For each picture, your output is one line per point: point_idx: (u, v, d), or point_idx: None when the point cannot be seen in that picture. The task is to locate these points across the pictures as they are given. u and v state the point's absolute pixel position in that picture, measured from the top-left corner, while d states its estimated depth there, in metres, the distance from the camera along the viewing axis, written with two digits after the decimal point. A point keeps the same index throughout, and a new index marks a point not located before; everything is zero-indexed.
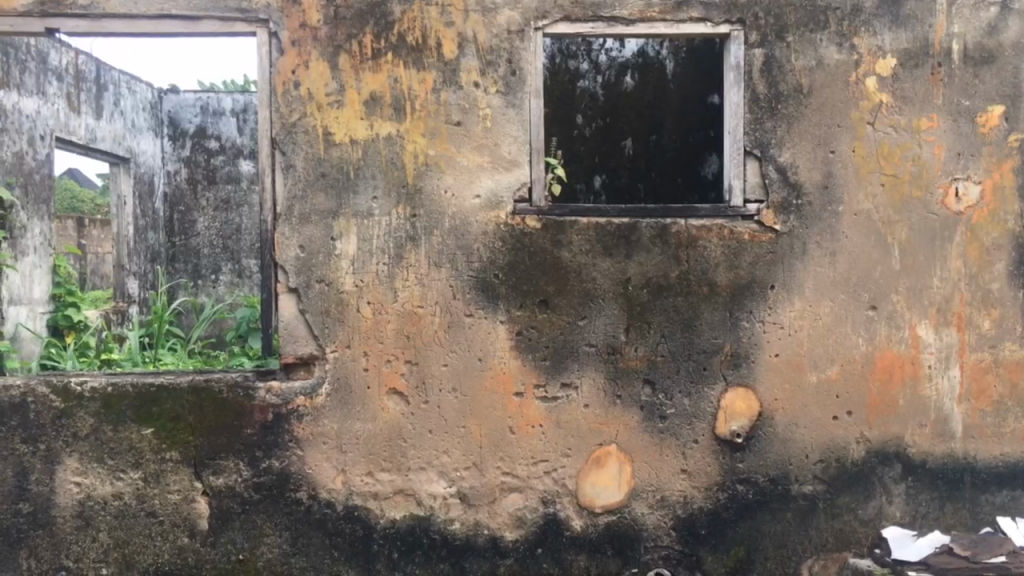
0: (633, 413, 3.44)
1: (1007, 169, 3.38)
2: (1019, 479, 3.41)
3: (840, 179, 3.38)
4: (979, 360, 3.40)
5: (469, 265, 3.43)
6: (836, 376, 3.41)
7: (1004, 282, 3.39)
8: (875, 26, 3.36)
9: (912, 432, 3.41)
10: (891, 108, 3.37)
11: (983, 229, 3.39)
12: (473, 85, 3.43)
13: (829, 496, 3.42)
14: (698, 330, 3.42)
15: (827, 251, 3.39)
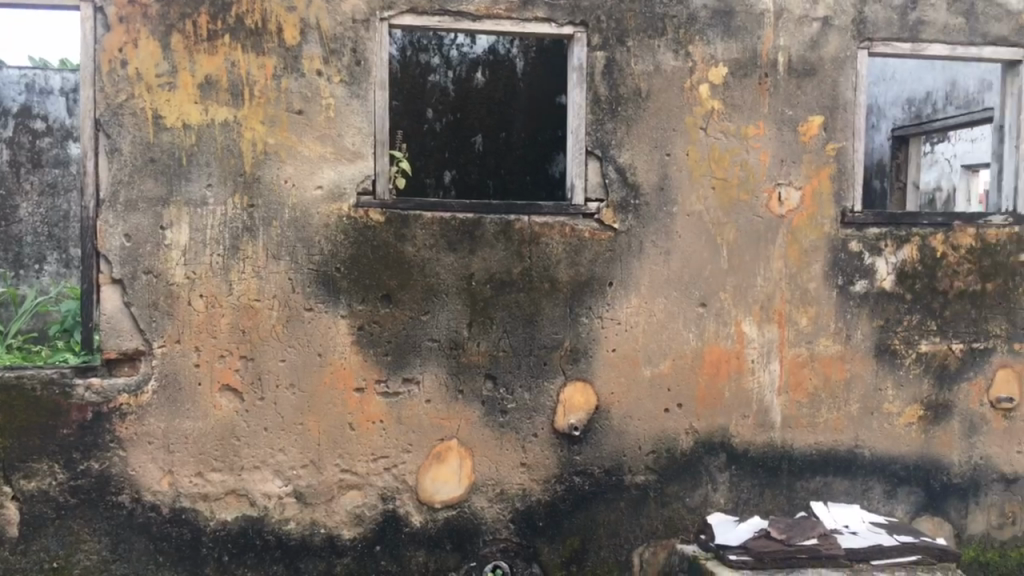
0: (474, 408, 3.46)
1: (825, 176, 3.57)
2: (831, 466, 3.60)
3: (675, 181, 3.51)
4: (797, 355, 3.58)
5: (309, 258, 3.34)
6: (668, 370, 3.55)
7: (820, 282, 3.57)
8: (708, 35, 3.50)
9: (735, 423, 3.58)
10: (722, 115, 3.52)
11: (802, 232, 3.57)
12: (315, 73, 3.34)
13: (659, 486, 3.56)
14: (539, 325, 3.47)
15: (662, 249, 3.52)
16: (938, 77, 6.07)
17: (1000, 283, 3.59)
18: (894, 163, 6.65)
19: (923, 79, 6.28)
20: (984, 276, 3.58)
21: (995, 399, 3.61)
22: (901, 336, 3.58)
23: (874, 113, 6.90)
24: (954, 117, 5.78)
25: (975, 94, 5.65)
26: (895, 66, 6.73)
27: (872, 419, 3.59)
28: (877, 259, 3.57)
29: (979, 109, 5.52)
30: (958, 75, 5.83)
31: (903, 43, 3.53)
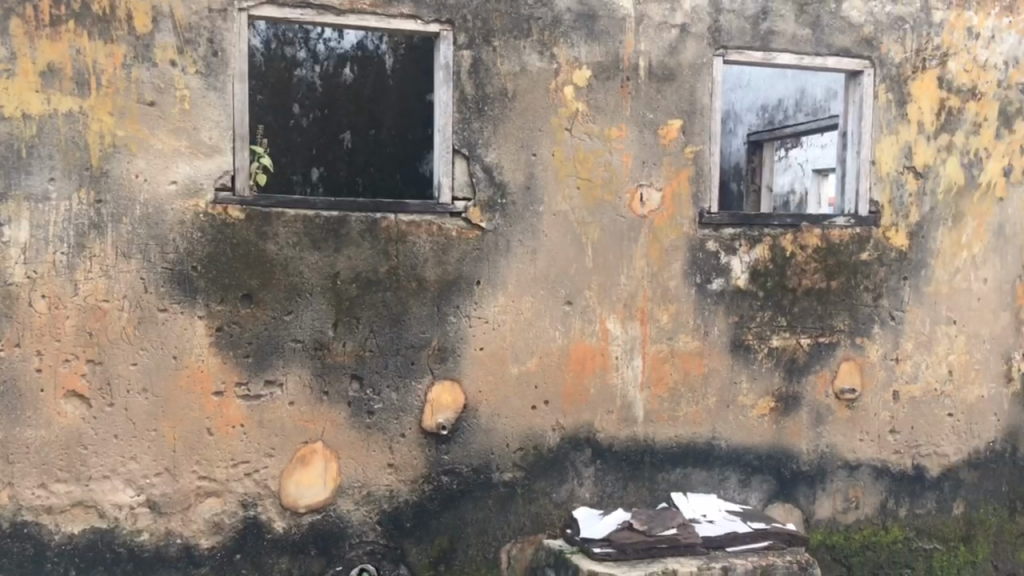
0: (339, 410, 3.39)
1: (684, 178, 3.69)
2: (690, 458, 3.73)
3: (541, 180, 3.56)
4: (658, 351, 3.70)
5: (163, 256, 3.20)
6: (535, 368, 3.59)
7: (680, 281, 3.69)
8: (572, 38, 3.55)
9: (600, 418, 3.66)
10: (586, 116, 3.59)
11: (662, 232, 3.68)
12: (169, 64, 3.19)
13: (526, 482, 3.60)
14: (407, 325, 3.44)
15: (529, 248, 3.56)
16: (790, 86, 6.35)
17: (843, 281, 3.77)
18: (750, 167, 6.94)
19: (776, 86, 6.54)
20: (829, 275, 3.76)
21: (839, 390, 3.80)
22: (754, 332, 3.74)
23: (732, 118, 7.13)
24: (803, 124, 6.09)
25: (822, 102, 5.96)
26: (749, 74, 6.98)
27: (728, 411, 3.74)
28: (733, 258, 3.72)
29: (825, 116, 5.83)
30: (807, 83, 6.12)
31: (754, 52, 3.66)
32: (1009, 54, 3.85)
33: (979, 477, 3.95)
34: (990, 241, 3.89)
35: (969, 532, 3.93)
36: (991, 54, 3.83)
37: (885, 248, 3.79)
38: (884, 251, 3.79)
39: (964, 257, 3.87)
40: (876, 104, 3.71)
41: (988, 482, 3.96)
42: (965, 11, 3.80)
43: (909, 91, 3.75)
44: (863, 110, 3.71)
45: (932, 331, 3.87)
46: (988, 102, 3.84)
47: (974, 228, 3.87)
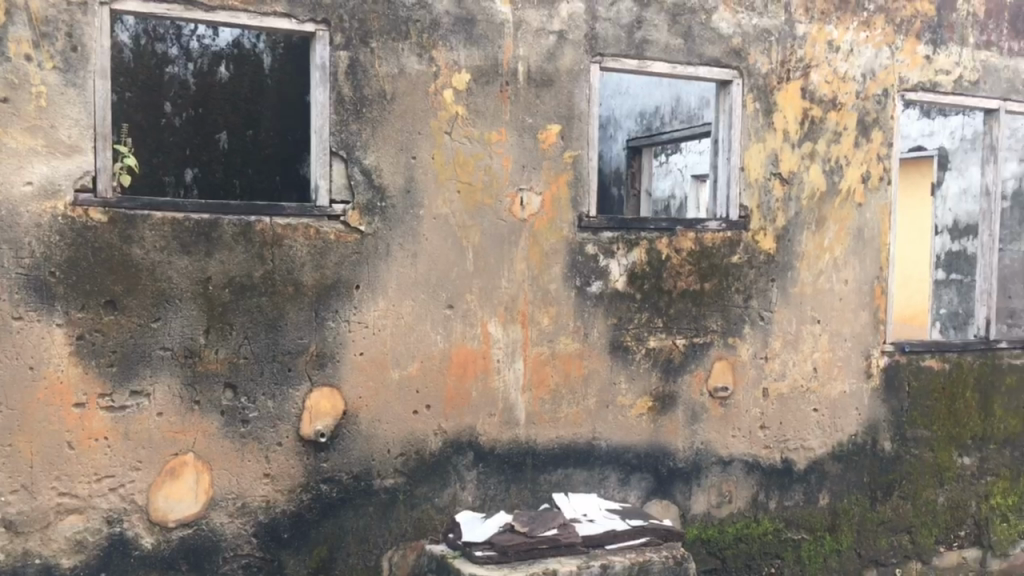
0: (211, 419, 3.28)
1: (563, 183, 3.74)
2: (571, 459, 3.77)
3: (421, 184, 3.53)
4: (539, 354, 3.73)
5: (17, 261, 3.01)
6: (416, 372, 3.56)
7: (560, 283, 3.74)
8: (450, 41, 3.54)
9: (482, 422, 3.66)
10: (465, 120, 3.58)
11: (542, 235, 3.71)
12: (23, 58, 3.01)
13: (408, 488, 3.57)
14: (283, 331, 3.36)
15: (409, 252, 3.53)
16: (665, 93, 6.54)
17: (716, 283, 3.90)
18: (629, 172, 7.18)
19: (653, 94, 6.72)
20: (702, 277, 3.89)
21: (713, 388, 3.93)
22: (632, 333, 3.83)
23: (613, 124, 7.30)
24: (679, 131, 6.31)
25: (696, 110, 6.21)
26: (629, 82, 7.12)
27: (607, 412, 3.80)
28: (611, 261, 3.79)
29: (699, 123, 6.09)
30: (681, 91, 6.34)
31: (629, 60, 3.74)
32: (867, 67, 4.06)
33: (842, 469, 4.15)
34: (850, 244, 4.10)
35: (834, 521, 4.13)
36: (850, 66, 4.03)
37: (754, 251, 3.94)
38: (754, 254, 3.95)
39: (826, 260, 4.06)
40: (745, 113, 3.86)
41: (850, 473, 4.16)
42: (826, 25, 3.98)
43: (775, 101, 3.91)
44: (733, 118, 3.85)
45: (798, 331, 4.04)
46: (847, 112, 4.04)
47: (836, 231, 4.07)
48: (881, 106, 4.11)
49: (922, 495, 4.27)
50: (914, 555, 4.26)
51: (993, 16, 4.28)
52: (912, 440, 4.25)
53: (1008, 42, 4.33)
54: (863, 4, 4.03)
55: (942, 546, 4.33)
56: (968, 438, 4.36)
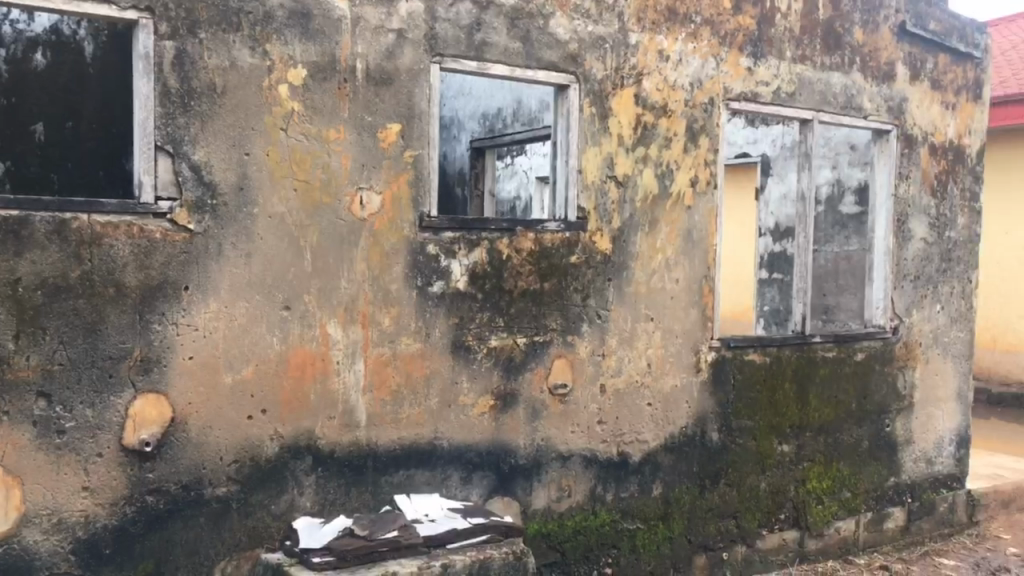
0: (23, 431, 3.05)
1: (403, 182, 3.69)
2: (413, 459, 3.76)
3: (255, 181, 3.41)
4: (380, 354, 3.69)
5: None
6: (251, 376, 3.44)
7: (401, 283, 3.70)
8: (285, 35, 3.43)
9: (321, 425, 3.59)
10: (302, 117, 3.48)
11: (383, 236, 3.66)
12: None
13: (242, 496, 3.45)
14: (103, 334, 3.16)
15: (242, 252, 3.40)
16: (507, 95, 6.68)
17: (555, 283, 3.99)
18: (473, 173, 7.17)
19: (495, 96, 6.84)
20: (542, 277, 3.96)
21: (553, 386, 4.02)
22: (474, 332, 3.85)
23: (456, 125, 7.30)
24: (520, 133, 6.45)
25: (537, 113, 6.36)
26: (471, 83, 7.20)
27: (449, 411, 3.81)
28: (452, 261, 3.79)
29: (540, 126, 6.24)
30: (523, 94, 6.50)
31: (469, 61, 3.75)
32: (694, 76, 4.26)
33: (674, 460, 4.34)
34: (680, 245, 4.30)
35: (667, 510, 4.31)
36: (680, 75, 4.22)
37: (591, 251, 4.06)
38: (591, 254, 4.06)
39: (659, 260, 4.24)
40: (582, 117, 3.96)
41: (682, 464, 4.36)
42: (657, 35, 4.14)
43: (610, 106, 4.03)
44: (571, 122, 3.94)
45: (633, 328, 4.20)
46: (677, 119, 4.23)
47: (667, 233, 4.26)
48: (707, 114, 4.33)
49: (746, 482, 4.53)
50: (740, 538, 4.52)
51: (808, 32, 4.59)
52: (737, 430, 4.51)
53: (820, 57, 4.66)
54: (691, 16, 4.23)
55: (765, 528, 4.61)
56: (787, 426, 4.66)
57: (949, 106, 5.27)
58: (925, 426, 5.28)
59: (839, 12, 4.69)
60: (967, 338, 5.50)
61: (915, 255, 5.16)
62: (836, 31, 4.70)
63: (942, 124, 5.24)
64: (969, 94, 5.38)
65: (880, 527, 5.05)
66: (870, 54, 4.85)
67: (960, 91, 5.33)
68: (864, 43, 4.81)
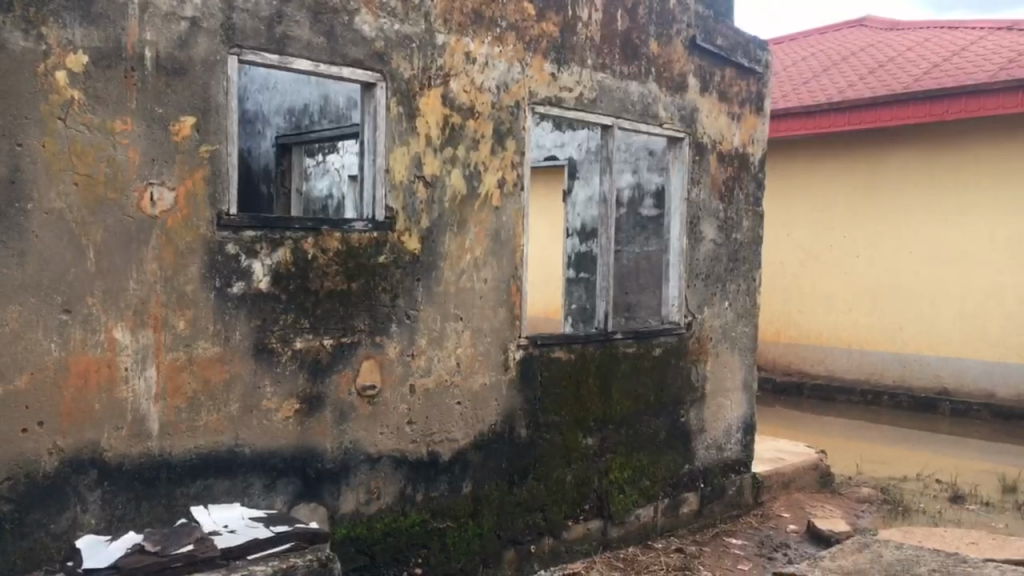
0: None
1: (199, 179, 3.49)
2: (211, 468, 3.58)
3: (29, 175, 3.10)
4: (174, 360, 3.48)
5: None
6: (25, 386, 3.14)
7: (197, 284, 3.50)
8: (64, 18, 3.14)
9: (108, 436, 3.33)
10: (83, 106, 3.20)
11: (176, 234, 3.44)
12: None
13: (16, 516, 3.14)
14: None
15: (15, 251, 3.09)
16: (313, 92, 6.57)
17: (363, 284, 3.93)
18: (279, 170, 7.00)
19: (300, 92, 6.70)
20: (349, 277, 3.89)
21: (361, 387, 3.96)
22: (277, 335, 3.72)
23: (261, 119, 7.06)
24: (328, 130, 6.36)
25: (344, 110, 6.29)
26: (276, 77, 7.00)
27: (250, 417, 3.66)
28: (253, 261, 3.63)
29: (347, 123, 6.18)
30: (329, 91, 6.41)
31: (270, 55, 3.61)
32: (500, 79, 4.34)
33: (483, 457, 4.40)
34: (488, 245, 4.37)
35: (476, 507, 4.36)
36: (486, 78, 4.28)
37: (400, 251, 4.03)
38: (399, 254, 4.03)
39: (467, 260, 4.29)
40: (389, 116, 3.92)
41: (491, 461, 4.43)
42: (463, 37, 4.18)
43: (417, 106, 4.02)
44: (377, 121, 3.90)
45: (442, 328, 4.22)
46: (484, 121, 4.29)
47: (475, 233, 4.31)
48: (514, 117, 4.42)
49: (553, 475, 4.67)
50: (547, 531, 4.65)
51: (607, 41, 4.79)
52: (545, 426, 4.64)
53: (619, 66, 4.88)
54: (496, 20, 4.30)
55: (571, 519, 4.78)
56: (591, 420, 4.85)
57: (735, 117, 5.67)
58: (716, 415, 5.66)
59: (636, 24, 4.92)
60: (752, 332, 5.94)
61: (706, 255, 5.52)
62: (634, 42, 4.93)
63: (729, 134, 5.64)
64: (751, 107, 5.82)
65: (676, 512, 5.37)
66: (664, 65, 5.14)
67: (745, 102, 5.75)
68: (659, 55, 5.08)
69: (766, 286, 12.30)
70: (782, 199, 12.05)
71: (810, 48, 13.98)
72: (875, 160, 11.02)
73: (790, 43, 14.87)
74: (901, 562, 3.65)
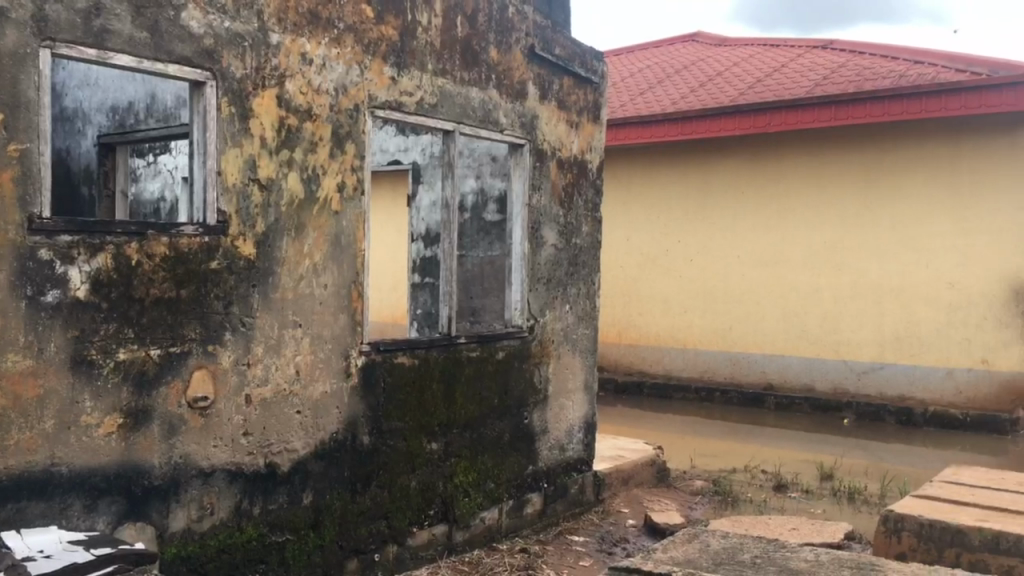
0: None
1: (6, 179, 3.15)
2: (23, 491, 3.25)
3: None
4: None
5: None
6: None
7: (5, 293, 3.17)
8: None
9: None
10: None
11: None
12: None
13: None
14: None
15: None
16: (139, 89, 6.32)
17: (193, 290, 3.74)
18: (100, 172, 6.58)
19: (125, 89, 6.41)
20: (178, 284, 3.68)
21: (192, 399, 3.77)
22: (98, 346, 3.46)
23: (80, 117, 6.64)
24: (154, 129, 6.15)
25: (173, 109, 6.13)
26: (97, 72, 6.63)
27: (68, 434, 3.38)
28: (70, 268, 3.35)
29: (175, 122, 6.00)
30: (157, 88, 6.21)
31: (87, 48, 3.33)
32: (338, 82, 4.27)
33: (324, 467, 4.31)
34: (327, 250, 4.29)
35: (317, 518, 4.26)
36: (323, 80, 4.20)
37: (233, 256, 3.88)
38: (233, 260, 3.88)
39: (306, 265, 4.19)
40: (220, 116, 3.78)
41: (332, 470, 4.34)
42: (299, 37, 4.08)
43: (251, 107, 3.89)
44: (208, 121, 3.74)
45: (280, 336, 4.10)
46: (322, 123, 4.21)
47: (314, 238, 4.22)
48: (353, 120, 4.37)
49: (397, 482, 4.63)
50: (391, 538, 4.61)
51: (447, 47, 4.81)
52: (388, 432, 4.59)
53: (460, 72, 4.91)
54: (333, 21, 4.23)
55: (415, 526, 4.75)
56: (435, 425, 4.85)
57: (573, 125, 5.83)
58: (558, 416, 5.79)
59: (476, 31, 4.97)
60: (592, 334, 6.12)
61: (547, 260, 5.65)
62: (473, 49, 4.98)
63: (568, 141, 5.79)
64: (589, 115, 6.00)
65: (520, 513, 5.45)
66: (504, 73, 5.21)
67: (583, 111, 5.93)
68: (498, 62, 5.15)
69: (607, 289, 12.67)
70: (620, 205, 12.45)
71: (645, 60, 14.57)
72: (705, 167, 11.61)
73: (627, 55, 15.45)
74: (728, 549, 3.86)
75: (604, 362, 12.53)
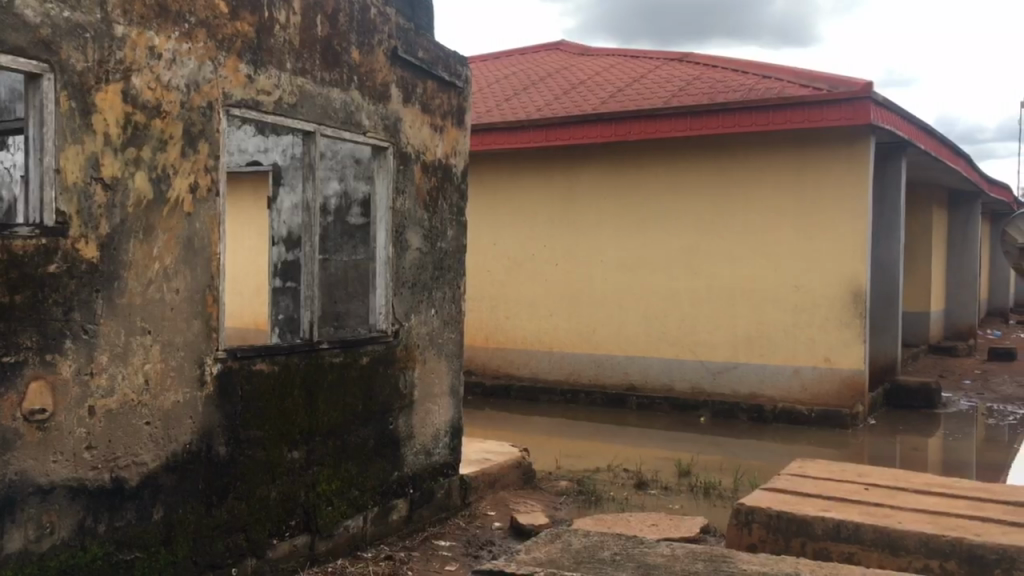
0: None
1: None
2: None
3: None
4: None
5: None
6: None
7: None
8: None
9: None
10: None
11: None
12: None
13: None
14: None
15: None
16: None
17: (29, 296, 3.46)
18: None
19: None
20: (12, 289, 3.40)
21: (28, 412, 3.48)
22: None
23: None
24: None
25: (7, 103, 5.72)
26: None
27: None
28: None
29: (11, 117, 5.64)
30: None
31: None
32: (189, 79, 4.11)
33: (176, 480, 4.12)
34: (178, 253, 4.11)
35: (169, 534, 4.07)
36: (173, 76, 4.03)
37: (74, 260, 3.64)
38: (74, 263, 3.64)
39: (155, 269, 4.01)
40: (59, 111, 3.54)
41: (184, 483, 4.15)
42: (146, 30, 3.89)
43: (93, 101, 3.68)
44: (44, 116, 3.50)
45: (127, 343, 3.89)
46: (171, 121, 4.04)
47: (164, 241, 4.04)
48: (205, 118, 4.21)
49: (255, 493, 4.49)
50: (249, 552, 4.45)
51: (307, 46, 4.71)
52: (246, 442, 4.44)
53: (320, 72, 4.82)
54: (184, 15, 4.06)
55: (275, 538, 4.62)
56: (296, 433, 4.73)
57: (437, 129, 5.83)
58: (424, 421, 5.76)
59: (337, 31, 4.89)
60: (458, 339, 6.13)
61: (412, 264, 5.63)
62: (334, 49, 4.89)
63: (432, 145, 5.79)
64: (453, 119, 6.01)
65: (385, 520, 5.39)
66: (366, 74, 5.15)
67: (446, 115, 5.94)
68: (360, 63, 5.09)
69: (475, 293, 12.71)
70: (487, 210, 12.52)
71: (512, 67, 14.74)
72: (569, 174, 11.83)
73: (493, 61, 15.58)
74: (588, 548, 3.94)
75: (472, 366, 12.59)
